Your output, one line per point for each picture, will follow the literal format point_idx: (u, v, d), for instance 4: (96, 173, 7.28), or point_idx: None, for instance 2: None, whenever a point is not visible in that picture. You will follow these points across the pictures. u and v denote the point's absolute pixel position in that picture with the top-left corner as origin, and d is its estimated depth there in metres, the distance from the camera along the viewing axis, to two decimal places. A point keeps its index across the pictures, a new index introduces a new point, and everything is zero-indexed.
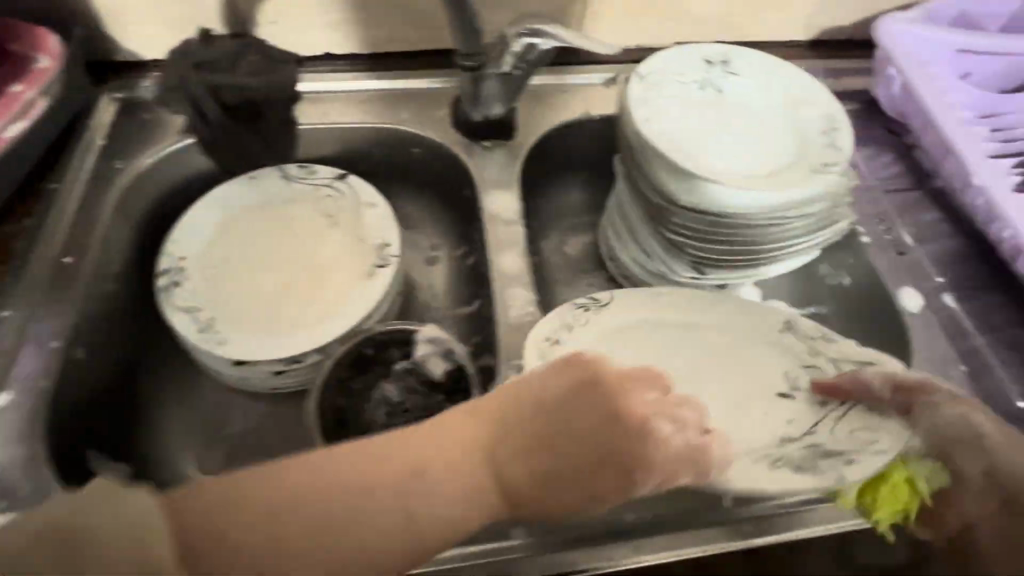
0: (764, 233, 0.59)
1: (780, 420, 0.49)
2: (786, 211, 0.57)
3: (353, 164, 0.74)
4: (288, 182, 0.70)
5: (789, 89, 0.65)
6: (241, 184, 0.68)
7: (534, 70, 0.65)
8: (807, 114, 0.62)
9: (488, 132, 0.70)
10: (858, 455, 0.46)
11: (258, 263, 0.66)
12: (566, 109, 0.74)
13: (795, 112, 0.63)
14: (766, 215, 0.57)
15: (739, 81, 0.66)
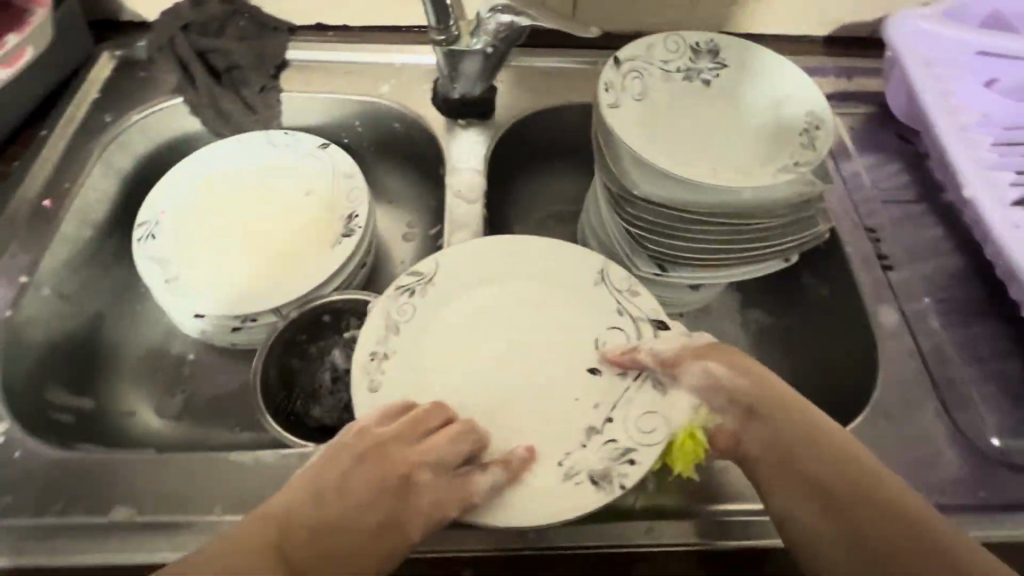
0: (719, 244, 0.56)
1: (580, 409, 0.48)
2: (742, 220, 0.54)
3: (336, 134, 0.75)
4: (270, 148, 0.71)
5: (772, 98, 0.62)
6: (224, 147, 0.70)
7: (508, 48, 0.63)
8: (785, 124, 0.59)
9: (466, 111, 0.69)
10: (637, 453, 0.45)
11: (232, 224, 0.68)
12: (550, 94, 0.72)
13: (779, 109, 0.60)
14: (721, 224, 0.55)
15: (729, 73, 0.63)
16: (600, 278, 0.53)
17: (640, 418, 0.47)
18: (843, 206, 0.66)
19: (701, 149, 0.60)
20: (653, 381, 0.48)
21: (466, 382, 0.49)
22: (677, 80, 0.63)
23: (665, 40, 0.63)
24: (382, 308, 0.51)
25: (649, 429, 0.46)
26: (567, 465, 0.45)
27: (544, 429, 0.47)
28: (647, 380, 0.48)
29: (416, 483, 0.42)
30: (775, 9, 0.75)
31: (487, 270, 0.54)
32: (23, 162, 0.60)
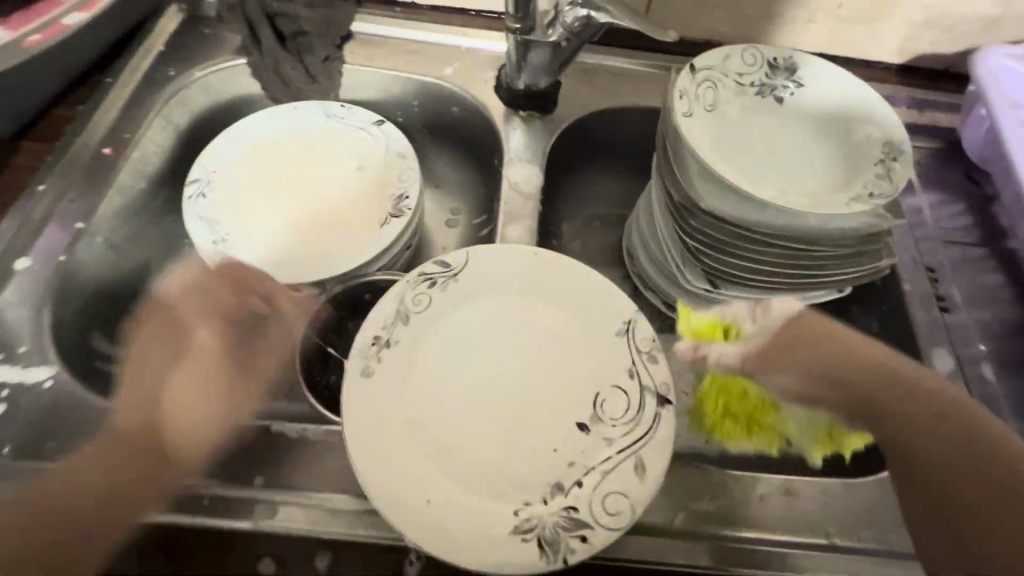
0: (778, 269, 0.54)
1: (555, 463, 0.45)
2: (807, 245, 0.52)
3: (391, 112, 0.75)
4: (325, 119, 0.70)
5: (845, 121, 0.59)
6: (281, 112, 0.69)
7: (581, 45, 0.61)
8: (857, 149, 0.57)
9: (528, 105, 0.68)
10: (595, 531, 0.41)
11: (282, 192, 0.68)
12: (614, 95, 0.71)
13: (853, 136, 0.58)
14: (781, 246, 0.53)
15: (805, 93, 0.61)
16: (623, 329, 0.50)
17: (610, 493, 0.42)
18: (904, 242, 0.65)
19: (767, 169, 0.58)
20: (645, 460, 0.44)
21: (464, 409, 0.46)
22: (749, 95, 0.61)
23: (743, 51, 0.62)
24: (393, 306, 0.49)
25: (616, 511, 0.41)
26: (522, 516, 0.41)
27: (518, 467, 0.44)
28: (632, 458, 0.44)
29: (251, 372, 0.53)
30: (856, 31, 0.72)
31: (509, 282, 0.52)
32: (86, 106, 0.60)
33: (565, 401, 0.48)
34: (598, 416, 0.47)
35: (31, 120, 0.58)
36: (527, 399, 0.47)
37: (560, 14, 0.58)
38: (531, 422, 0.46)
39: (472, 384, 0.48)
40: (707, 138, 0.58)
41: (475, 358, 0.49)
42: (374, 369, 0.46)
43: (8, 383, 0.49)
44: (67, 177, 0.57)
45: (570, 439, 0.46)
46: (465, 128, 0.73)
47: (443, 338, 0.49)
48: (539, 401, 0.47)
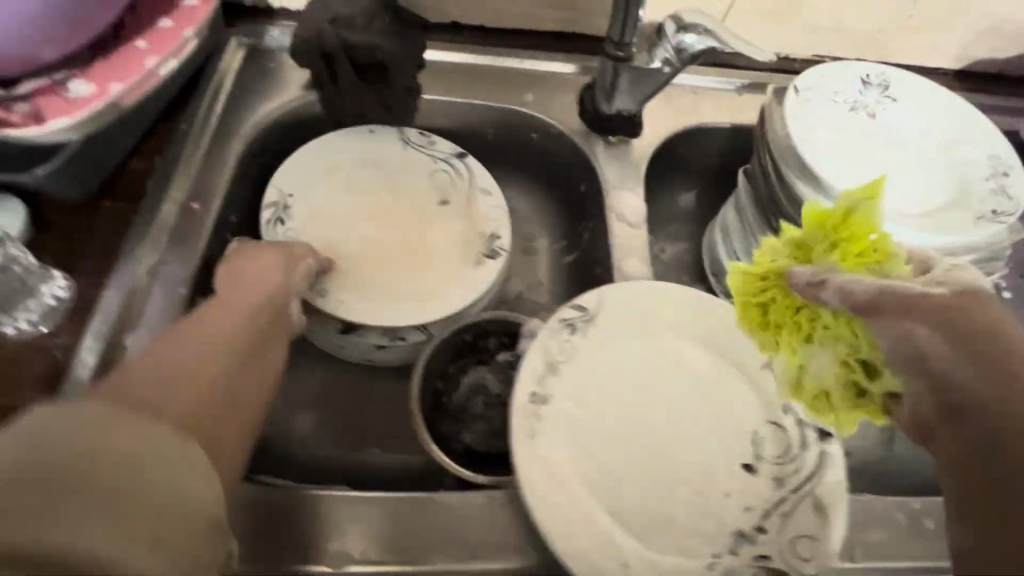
0: None
1: (733, 511, 0.44)
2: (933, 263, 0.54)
3: (463, 139, 0.71)
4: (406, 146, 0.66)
5: (940, 136, 0.61)
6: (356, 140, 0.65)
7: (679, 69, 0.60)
8: (961, 162, 0.59)
9: (617, 128, 0.66)
10: None
11: (368, 222, 0.63)
12: (695, 113, 0.70)
13: (953, 150, 0.60)
14: None
15: (900, 108, 0.62)
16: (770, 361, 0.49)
17: (797, 537, 0.42)
18: None
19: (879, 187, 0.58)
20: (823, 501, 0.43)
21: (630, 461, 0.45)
22: (846, 111, 0.61)
23: (836, 69, 0.62)
24: (543, 355, 0.47)
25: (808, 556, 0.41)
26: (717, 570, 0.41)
27: (701, 520, 0.43)
28: (808, 498, 0.44)
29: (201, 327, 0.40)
30: (919, 40, 0.73)
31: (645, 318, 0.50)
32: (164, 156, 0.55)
33: (726, 442, 0.47)
34: (760, 455, 0.46)
35: (111, 176, 0.53)
36: (689, 444, 0.46)
37: (664, 38, 0.57)
38: (701, 467, 0.45)
39: (631, 432, 0.46)
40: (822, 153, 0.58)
41: (627, 401, 0.48)
42: (538, 429, 0.44)
43: None
44: (159, 238, 0.51)
45: (741, 483, 0.45)
46: (543, 152, 0.70)
47: (592, 387, 0.48)
48: (702, 444, 0.46)
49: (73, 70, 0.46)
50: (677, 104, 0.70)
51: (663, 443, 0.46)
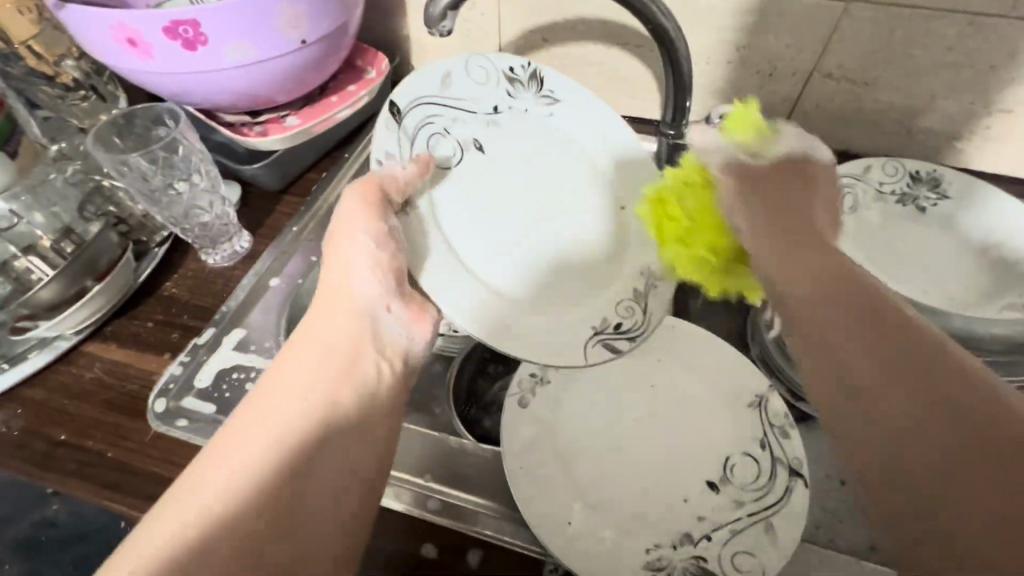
0: None
1: (688, 511, 0.48)
2: None
3: None
4: (467, 118, 0.56)
5: (963, 227, 0.64)
6: (436, 86, 0.54)
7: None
8: (977, 254, 0.62)
9: None
10: None
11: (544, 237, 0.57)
12: None
13: (978, 248, 0.62)
14: None
15: (945, 206, 0.65)
16: (756, 402, 0.52)
17: (737, 551, 0.45)
18: None
19: (900, 270, 0.63)
20: (769, 524, 0.46)
21: (592, 456, 0.52)
22: (890, 202, 0.66)
23: (884, 163, 0.66)
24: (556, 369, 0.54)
25: (743, 569, 0.44)
26: (653, 555, 0.45)
27: (651, 514, 0.48)
28: (760, 522, 0.46)
29: (339, 318, 0.44)
30: (1007, 149, 0.73)
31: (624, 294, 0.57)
32: (330, 172, 0.78)
33: (690, 468, 0.51)
34: (727, 478, 0.50)
35: (294, 179, 0.76)
36: (655, 457, 0.52)
37: (709, 124, 0.68)
38: (665, 482, 0.51)
39: (589, 433, 0.53)
40: (840, 239, 0.63)
41: (603, 417, 0.54)
42: (530, 400, 0.53)
43: (254, 368, 0.59)
44: (311, 223, 0.72)
45: (695, 501, 0.49)
46: None
47: (585, 394, 0.56)
48: (666, 461, 0.52)
49: (291, 110, 0.73)
50: None
51: (632, 457, 0.52)
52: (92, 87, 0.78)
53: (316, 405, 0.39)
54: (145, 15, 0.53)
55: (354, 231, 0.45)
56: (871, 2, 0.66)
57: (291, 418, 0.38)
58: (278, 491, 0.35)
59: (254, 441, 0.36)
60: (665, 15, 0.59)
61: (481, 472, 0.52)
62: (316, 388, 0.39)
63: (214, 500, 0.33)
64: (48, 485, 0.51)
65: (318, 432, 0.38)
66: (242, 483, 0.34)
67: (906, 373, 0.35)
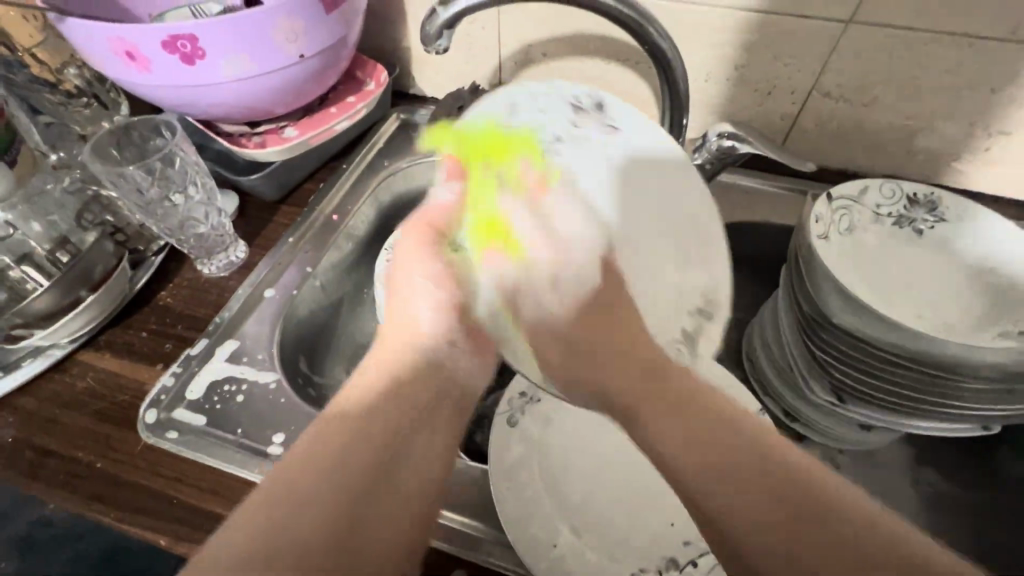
0: (887, 405, 0.59)
1: (675, 536, 0.48)
2: (931, 384, 0.55)
3: None
4: (532, 148, 0.53)
5: (958, 251, 0.63)
6: (503, 114, 0.52)
7: (722, 167, 0.70)
8: (971, 279, 0.62)
9: None
10: None
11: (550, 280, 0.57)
12: (748, 210, 0.78)
13: (973, 273, 0.62)
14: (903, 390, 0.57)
15: (941, 229, 0.64)
16: None
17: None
18: None
19: (896, 293, 0.62)
20: None
21: (580, 476, 0.52)
22: (887, 224, 0.66)
23: (881, 185, 0.66)
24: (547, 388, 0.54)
25: None
26: None
27: (638, 537, 0.48)
28: None
29: (401, 356, 0.45)
30: (1007, 172, 0.72)
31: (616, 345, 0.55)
32: (328, 182, 0.78)
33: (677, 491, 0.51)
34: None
35: (291, 189, 0.77)
36: (643, 479, 0.52)
37: (706, 142, 0.67)
38: (652, 505, 0.50)
39: (577, 453, 0.53)
40: (834, 260, 0.63)
41: (592, 438, 0.54)
42: (519, 419, 0.53)
43: (245, 381, 0.60)
44: (307, 234, 0.72)
45: (682, 525, 0.49)
46: None
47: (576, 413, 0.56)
48: (654, 484, 0.52)
49: (289, 122, 0.73)
50: (733, 202, 0.79)
51: (619, 478, 0.52)
52: (94, 95, 0.78)
53: (382, 444, 0.38)
54: (144, 29, 0.53)
55: (418, 262, 0.51)
56: (870, 23, 0.66)
57: (354, 449, 0.37)
58: (327, 527, 0.33)
59: (317, 468, 0.35)
60: (661, 35, 0.59)
61: (468, 490, 0.52)
62: (383, 424, 0.39)
63: (304, 496, 0.34)
64: (38, 495, 0.52)
65: (377, 473, 0.37)
66: (297, 514, 0.33)
67: (765, 485, 0.33)
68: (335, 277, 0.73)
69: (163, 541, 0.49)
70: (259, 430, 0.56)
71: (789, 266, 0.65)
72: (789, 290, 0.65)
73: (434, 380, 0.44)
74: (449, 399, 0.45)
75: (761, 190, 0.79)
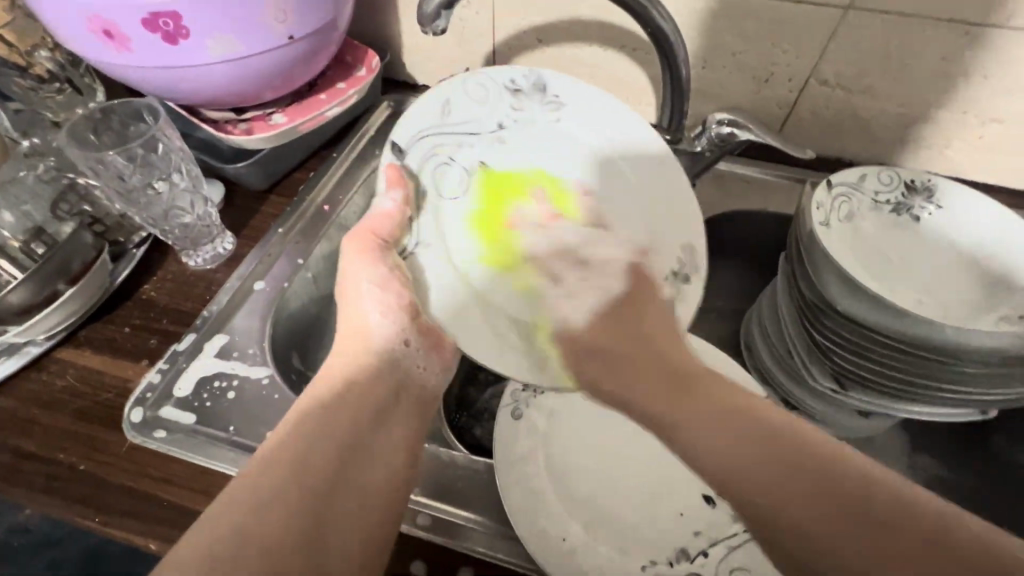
0: (883, 391, 0.59)
1: (684, 528, 0.47)
2: (930, 371, 0.55)
3: None
4: (473, 141, 0.57)
5: (956, 241, 0.64)
6: (437, 116, 0.55)
7: (720, 154, 0.69)
8: (967, 268, 0.62)
9: None
10: None
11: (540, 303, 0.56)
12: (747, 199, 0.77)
13: (970, 261, 0.63)
14: (902, 375, 0.57)
15: (938, 217, 0.65)
16: None
17: (735, 568, 0.44)
18: None
19: (895, 279, 0.63)
20: None
21: (585, 468, 0.51)
22: (885, 212, 0.66)
23: (879, 172, 0.66)
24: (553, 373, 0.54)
25: None
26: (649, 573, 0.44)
27: (648, 529, 0.47)
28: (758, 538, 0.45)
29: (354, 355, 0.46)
30: (998, 159, 0.73)
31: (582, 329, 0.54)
32: (317, 172, 0.75)
33: (684, 480, 0.50)
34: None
35: (279, 179, 0.74)
36: (649, 470, 0.51)
37: (706, 129, 0.66)
38: (659, 494, 0.50)
39: (581, 445, 0.52)
40: (834, 246, 0.63)
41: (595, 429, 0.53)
42: (523, 411, 0.51)
43: (236, 377, 0.57)
44: (297, 225, 0.70)
45: (690, 516, 0.48)
46: None
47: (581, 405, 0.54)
48: (662, 473, 0.51)
49: (277, 108, 0.71)
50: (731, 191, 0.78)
51: (625, 469, 0.51)
52: (68, 80, 0.74)
53: (336, 437, 0.40)
54: (123, 6, 0.50)
55: (364, 262, 0.49)
56: (869, 10, 0.65)
57: (300, 444, 0.39)
58: (290, 521, 0.35)
59: (268, 466, 0.37)
60: (664, 18, 0.58)
61: (475, 485, 0.50)
62: (335, 420, 0.41)
63: (269, 491, 0.36)
64: (16, 500, 0.49)
65: (328, 460, 0.39)
66: (261, 512, 0.35)
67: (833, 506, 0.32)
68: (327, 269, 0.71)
69: (153, 545, 0.47)
70: (252, 427, 0.54)
71: (789, 252, 0.65)
72: (788, 275, 0.65)
73: (388, 374, 0.47)
74: (408, 389, 0.48)
75: (758, 179, 0.78)
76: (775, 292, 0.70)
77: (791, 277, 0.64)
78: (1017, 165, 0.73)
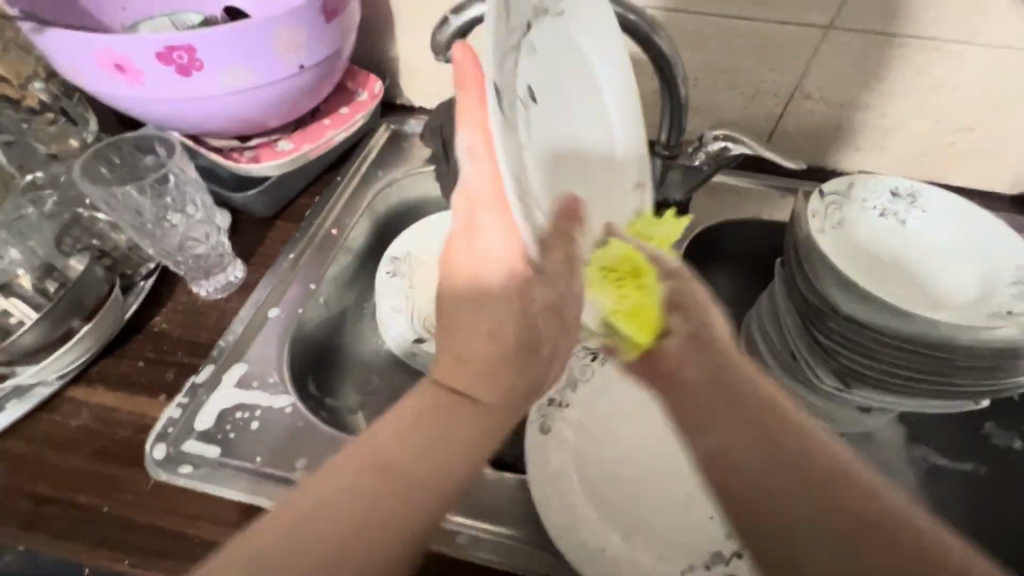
0: (886, 387, 0.62)
1: (715, 531, 0.49)
2: (930, 365, 0.58)
3: None
4: None
5: (940, 243, 0.68)
6: None
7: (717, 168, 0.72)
8: (953, 268, 0.67)
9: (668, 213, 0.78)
10: None
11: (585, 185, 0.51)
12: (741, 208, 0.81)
13: (955, 261, 0.67)
14: (904, 371, 0.60)
15: (921, 221, 0.69)
16: None
17: None
18: None
19: (889, 281, 0.66)
20: None
21: (614, 479, 0.52)
22: (874, 217, 0.70)
23: (866, 180, 0.70)
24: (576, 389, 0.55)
25: None
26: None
27: (680, 534, 0.49)
28: None
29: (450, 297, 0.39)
30: (968, 164, 0.79)
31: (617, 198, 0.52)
32: (322, 197, 0.75)
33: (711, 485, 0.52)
34: None
35: (285, 205, 0.74)
36: (677, 478, 0.53)
37: (704, 144, 0.69)
38: (688, 500, 0.51)
39: (608, 457, 0.53)
40: (830, 249, 0.66)
41: (620, 440, 0.55)
42: (551, 426, 0.52)
43: (258, 407, 0.57)
44: (307, 251, 0.70)
45: (720, 519, 0.50)
46: None
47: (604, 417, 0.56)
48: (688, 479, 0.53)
49: (281, 134, 0.71)
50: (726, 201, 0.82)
51: (652, 478, 0.53)
52: (62, 110, 0.73)
53: (430, 427, 0.37)
54: (137, 41, 0.51)
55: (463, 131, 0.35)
56: (849, 29, 0.70)
57: (387, 429, 0.36)
58: (369, 529, 0.33)
59: (354, 462, 0.35)
60: (664, 41, 0.61)
61: (508, 502, 0.51)
62: (426, 402, 0.38)
63: (353, 490, 0.34)
64: (37, 547, 0.47)
65: (414, 450, 0.36)
66: (326, 520, 0.33)
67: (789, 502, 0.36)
68: (338, 292, 0.71)
69: None
70: (278, 456, 0.53)
71: (789, 258, 0.68)
72: (789, 280, 0.68)
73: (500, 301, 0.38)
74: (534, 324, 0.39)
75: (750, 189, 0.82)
76: (774, 297, 0.72)
77: (792, 282, 0.67)
78: (985, 169, 0.78)
